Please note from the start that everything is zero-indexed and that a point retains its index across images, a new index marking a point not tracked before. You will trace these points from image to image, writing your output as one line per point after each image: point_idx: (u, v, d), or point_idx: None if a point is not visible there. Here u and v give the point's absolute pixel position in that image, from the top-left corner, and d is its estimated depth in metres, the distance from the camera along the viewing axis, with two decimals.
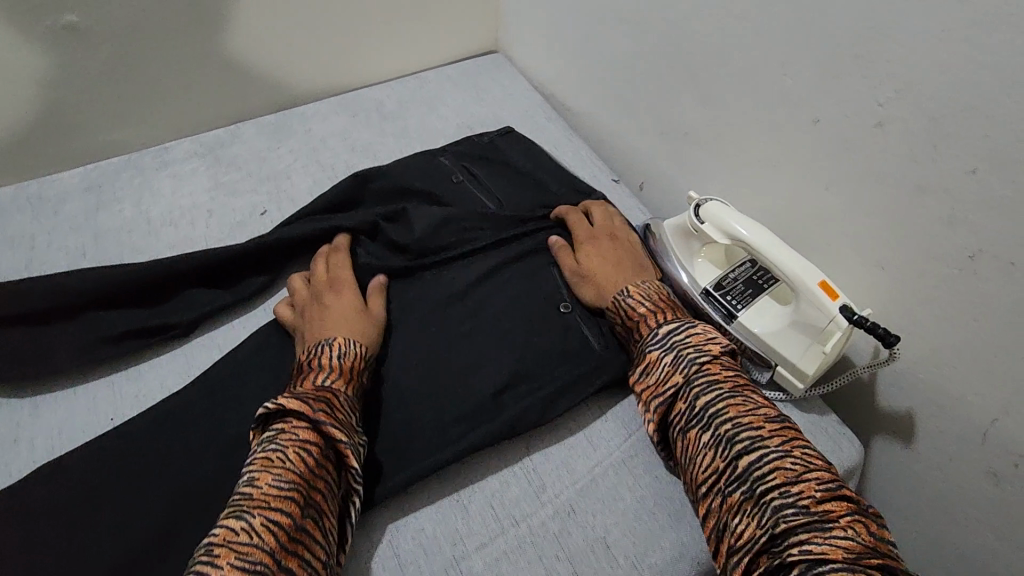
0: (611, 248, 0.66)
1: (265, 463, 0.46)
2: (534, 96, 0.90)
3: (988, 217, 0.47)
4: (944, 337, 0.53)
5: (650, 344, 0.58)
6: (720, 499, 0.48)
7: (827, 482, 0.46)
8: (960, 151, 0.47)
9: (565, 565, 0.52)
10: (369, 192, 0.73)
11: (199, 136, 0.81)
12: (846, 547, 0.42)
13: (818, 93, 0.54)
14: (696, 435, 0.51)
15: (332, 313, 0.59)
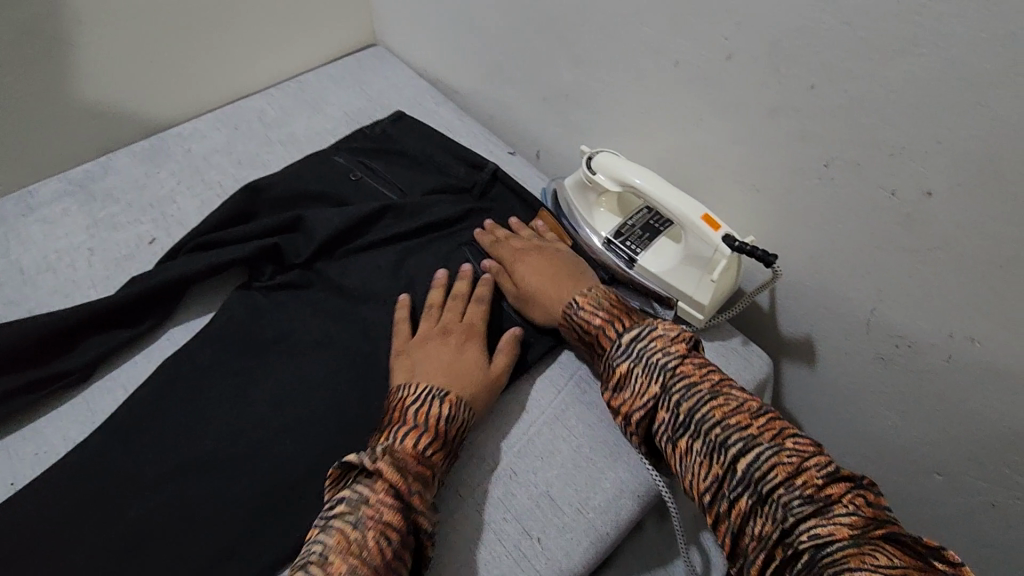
0: (547, 266, 0.63)
1: (343, 543, 0.45)
2: (417, 81, 0.89)
3: (837, 127, 0.51)
4: (821, 246, 0.57)
5: (615, 357, 0.54)
6: (727, 504, 0.44)
7: (823, 466, 0.44)
8: (801, 71, 0.51)
9: (514, 524, 0.53)
10: (264, 200, 0.71)
11: (66, 173, 0.75)
12: (851, 523, 0.40)
13: (674, 36, 0.57)
14: (688, 444, 0.48)
15: (440, 357, 0.57)
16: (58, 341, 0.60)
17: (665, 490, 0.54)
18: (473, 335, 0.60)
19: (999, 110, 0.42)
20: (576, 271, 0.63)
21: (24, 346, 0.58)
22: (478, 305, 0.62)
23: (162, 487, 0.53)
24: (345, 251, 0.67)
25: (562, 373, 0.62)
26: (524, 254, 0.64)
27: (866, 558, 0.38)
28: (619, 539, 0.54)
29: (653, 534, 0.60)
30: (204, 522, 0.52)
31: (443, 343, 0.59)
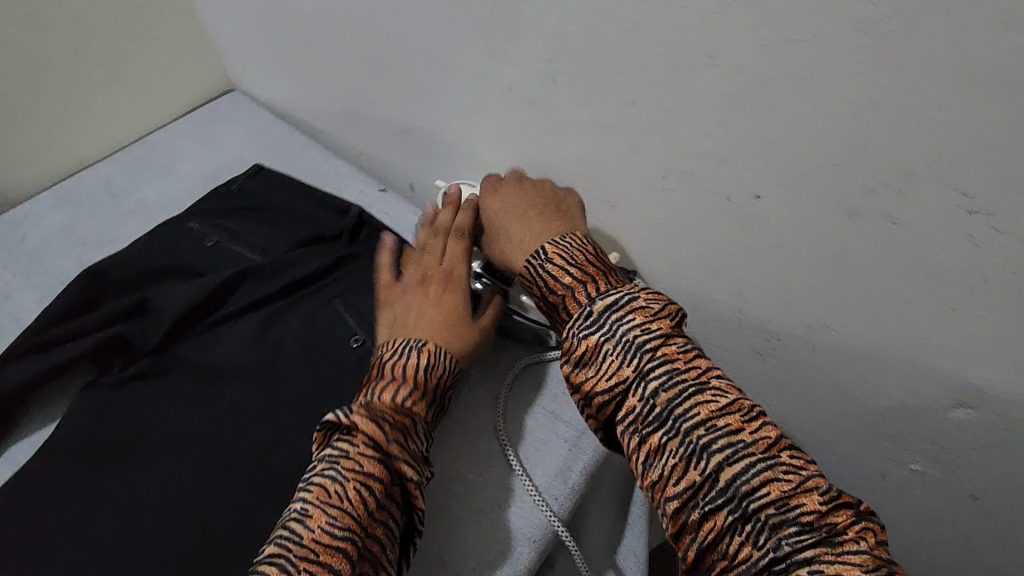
0: (521, 207, 0.69)
1: (324, 495, 0.53)
2: (356, 99, 0.91)
3: (822, 303, 0.60)
4: (774, 366, 0.69)
5: (586, 328, 0.54)
6: (699, 515, 0.46)
7: (821, 486, 0.45)
8: (808, 253, 0.57)
9: (431, 545, 0.63)
10: (282, 204, 0.93)
11: (157, 199, 0.99)
12: (861, 563, 0.41)
13: (647, 171, 0.62)
14: (660, 442, 0.49)
15: (414, 309, 0.70)
16: (95, 324, 0.76)
17: (563, 531, 0.64)
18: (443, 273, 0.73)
19: (921, 320, 0.54)
20: (553, 208, 0.68)
21: (73, 331, 0.76)
22: (456, 244, 0.75)
23: (181, 423, 0.72)
24: (337, 263, 0.85)
25: (451, 425, 0.72)
26: (502, 193, 0.72)
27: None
28: None
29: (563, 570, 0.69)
30: (208, 435, 0.71)
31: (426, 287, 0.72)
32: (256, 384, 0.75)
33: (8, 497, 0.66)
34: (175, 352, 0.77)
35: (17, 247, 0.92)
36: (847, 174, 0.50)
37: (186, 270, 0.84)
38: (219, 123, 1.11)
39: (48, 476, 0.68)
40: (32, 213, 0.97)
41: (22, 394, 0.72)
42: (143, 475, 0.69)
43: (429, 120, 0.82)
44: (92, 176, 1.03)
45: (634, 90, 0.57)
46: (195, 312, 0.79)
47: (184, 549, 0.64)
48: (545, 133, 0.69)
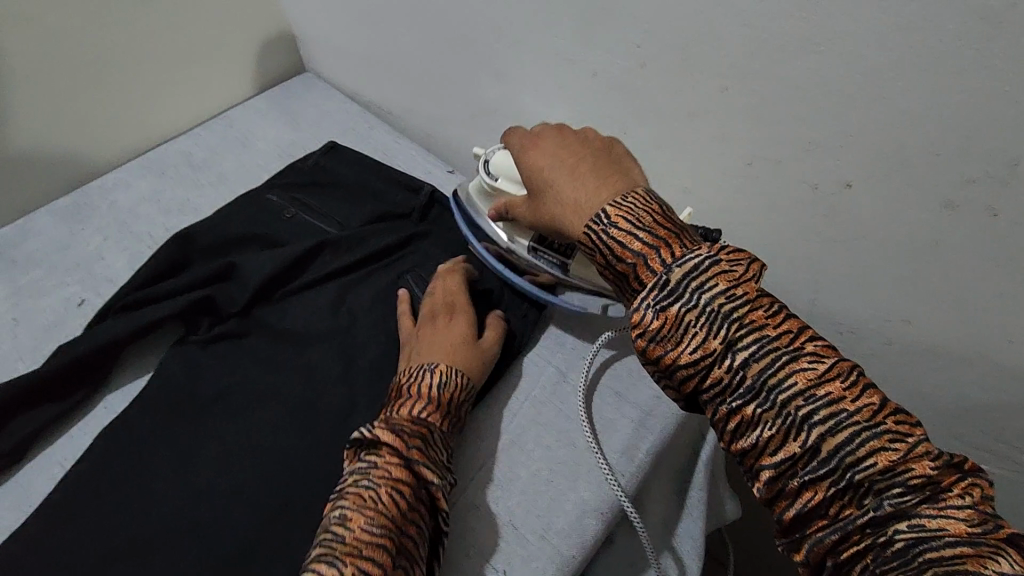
0: (569, 161, 0.59)
1: (358, 501, 0.54)
2: (432, 81, 0.93)
3: (906, 297, 0.60)
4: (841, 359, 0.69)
5: (660, 300, 0.45)
6: (798, 484, 0.41)
7: (927, 447, 0.40)
8: (897, 244, 0.57)
9: (503, 512, 0.66)
10: (354, 178, 0.96)
11: (235, 172, 1.04)
12: (965, 519, 0.37)
13: (733, 157, 0.63)
14: (754, 414, 0.42)
15: (429, 338, 0.73)
16: (185, 287, 0.81)
17: (630, 507, 0.66)
18: (456, 307, 0.76)
19: (1014, 315, 0.54)
20: (604, 165, 0.57)
21: (165, 293, 0.80)
22: (459, 287, 0.79)
23: (265, 383, 0.76)
24: (410, 239, 0.88)
25: (522, 403, 0.75)
26: (541, 146, 0.63)
27: (984, 562, 0.35)
28: (584, 561, 0.65)
29: (622, 544, 0.72)
30: (291, 396, 0.75)
31: (442, 316, 0.75)
32: (333, 350, 0.78)
33: (108, 441, 0.71)
34: (258, 316, 0.81)
35: (106, 212, 0.97)
36: (944, 165, 0.50)
37: (267, 240, 0.89)
38: (291, 100, 1.14)
39: (143, 424, 0.73)
40: (119, 180, 1.01)
41: (118, 350, 0.76)
42: (229, 429, 0.73)
43: (505, 103, 0.84)
44: (174, 147, 1.07)
45: (731, 76, 0.58)
46: (276, 280, 0.83)
47: (270, 499, 0.68)
48: (626, 118, 0.70)
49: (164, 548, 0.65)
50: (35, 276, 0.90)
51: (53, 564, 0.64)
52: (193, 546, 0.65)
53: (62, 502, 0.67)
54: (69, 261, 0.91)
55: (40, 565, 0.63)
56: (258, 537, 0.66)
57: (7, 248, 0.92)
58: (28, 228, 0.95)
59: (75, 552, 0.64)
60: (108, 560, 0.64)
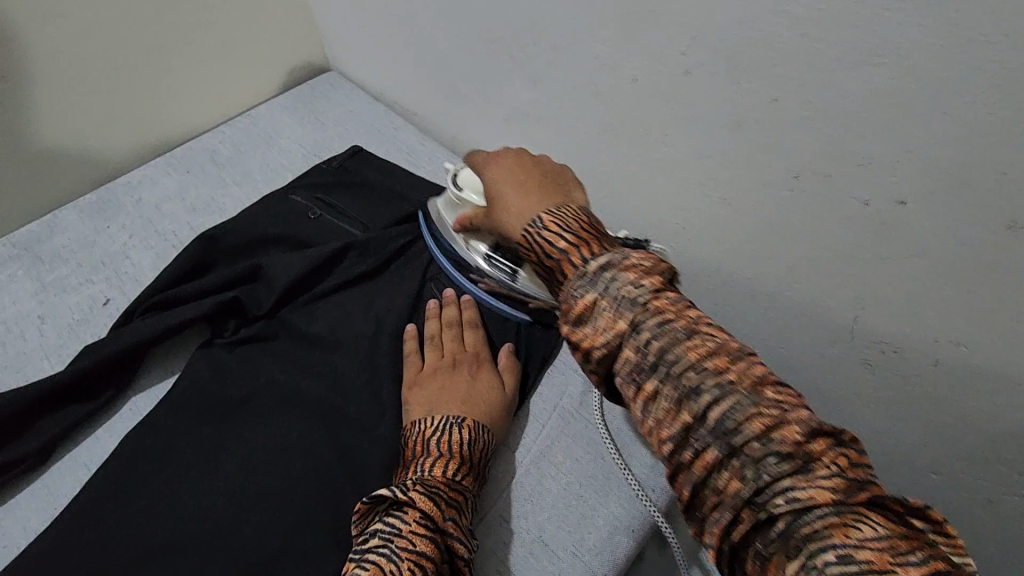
0: (519, 173, 0.61)
1: (379, 573, 0.50)
2: (462, 83, 0.92)
3: (960, 319, 0.58)
4: (883, 379, 0.67)
5: (577, 287, 0.47)
6: (691, 456, 0.40)
7: (800, 417, 0.39)
8: (955, 264, 0.55)
9: (533, 527, 0.65)
10: (382, 181, 0.95)
11: (261, 171, 1.03)
12: (834, 488, 0.36)
13: (780, 169, 0.61)
14: (654, 388, 0.42)
15: (448, 387, 0.71)
16: (212, 288, 0.80)
17: (664, 524, 0.65)
18: (476, 358, 0.74)
19: None
20: (551, 179, 0.59)
21: (192, 293, 0.79)
22: (475, 331, 0.77)
23: (291, 388, 0.75)
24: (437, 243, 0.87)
25: (552, 414, 0.74)
26: (500, 158, 0.64)
27: (849, 531, 0.34)
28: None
29: (652, 560, 0.71)
30: (317, 402, 0.74)
31: (461, 366, 0.73)
32: (360, 355, 0.77)
33: (135, 443, 0.71)
34: (284, 318, 0.80)
35: (133, 209, 0.97)
36: (1011, 185, 0.48)
37: (292, 241, 0.87)
38: (317, 99, 1.14)
39: (171, 427, 0.72)
40: (145, 177, 1.01)
41: (145, 351, 0.75)
42: (255, 433, 0.72)
43: (536, 108, 0.83)
44: (200, 144, 1.06)
45: (783, 86, 0.57)
46: (303, 282, 0.82)
47: (296, 507, 0.67)
48: (666, 127, 0.68)
49: (189, 554, 0.64)
50: (62, 272, 0.89)
51: (78, 568, 0.63)
52: (219, 553, 0.64)
53: (89, 503, 0.66)
54: (95, 258, 0.91)
55: (66, 567, 0.63)
56: (285, 546, 0.65)
57: (35, 244, 0.92)
58: (55, 224, 0.94)
59: (100, 556, 0.64)
60: (134, 566, 0.63)
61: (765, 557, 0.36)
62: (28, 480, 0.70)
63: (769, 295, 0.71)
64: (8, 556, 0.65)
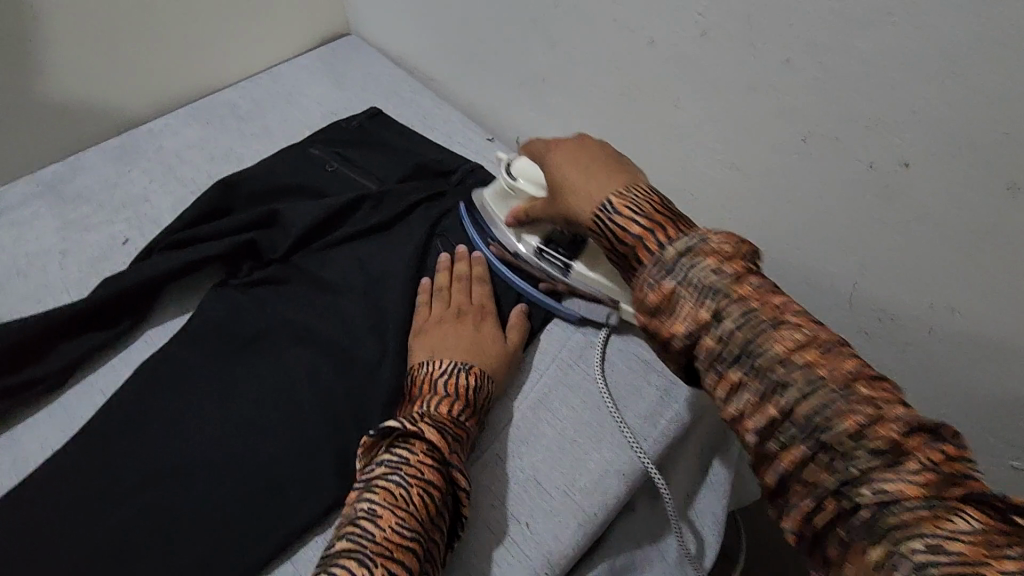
0: (579, 155, 0.64)
1: (389, 498, 0.54)
2: (480, 46, 0.94)
3: (957, 285, 0.59)
4: (880, 348, 0.69)
5: (656, 276, 0.51)
6: (776, 445, 0.44)
7: (902, 415, 0.41)
8: (956, 226, 0.57)
9: (528, 470, 0.68)
10: (398, 141, 0.97)
11: (278, 126, 1.05)
12: (924, 482, 0.39)
13: (789, 131, 0.63)
14: (738, 379, 0.46)
15: (456, 335, 0.73)
16: (228, 231, 0.82)
17: (654, 471, 0.67)
18: (483, 312, 0.76)
19: None
20: (613, 162, 0.62)
21: (209, 235, 0.81)
22: (483, 286, 0.79)
23: (303, 330, 0.77)
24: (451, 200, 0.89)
25: (548, 365, 0.76)
26: (558, 144, 0.68)
27: (940, 523, 0.37)
28: (607, 520, 0.66)
29: (643, 512, 0.73)
30: (327, 345, 0.76)
31: (471, 318, 0.75)
32: (371, 302, 0.79)
33: (150, 373, 0.73)
34: (298, 264, 0.82)
35: (154, 156, 0.99)
36: (1014, 144, 0.50)
37: (307, 191, 0.89)
38: (335, 59, 1.15)
39: (184, 360, 0.74)
40: (167, 126, 1.03)
41: (160, 286, 0.78)
42: (266, 370, 0.74)
43: (554, 73, 0.84)
44: (222, 98, 1.08)
45: (800, 46, 0.58)
46: (316, 230, 0.84)
47: (304, 441, 0.69)
48: (682, 91, 0.69)
49: (200, 478, 0.66)
50: (83, 213, 0.92)
51: (94, 484, 0.65)
52: (227, 479, 0.67)
53: (105, 426, 0.69)
54: (115, 201, 0.93)
55: (81, 483, 0.65)
56: (293, 476, 0.67)
57: (58, 184, 0.94)
58: (78, 166, 0.96)
59: (114, 474, 0.66)
60: (147, 487, 0.66)
61: (846, 543, 0.40)
62: (47, 402, 0.72)
63: (775, 263, 0.73)
64: (27, 471, 0.68)
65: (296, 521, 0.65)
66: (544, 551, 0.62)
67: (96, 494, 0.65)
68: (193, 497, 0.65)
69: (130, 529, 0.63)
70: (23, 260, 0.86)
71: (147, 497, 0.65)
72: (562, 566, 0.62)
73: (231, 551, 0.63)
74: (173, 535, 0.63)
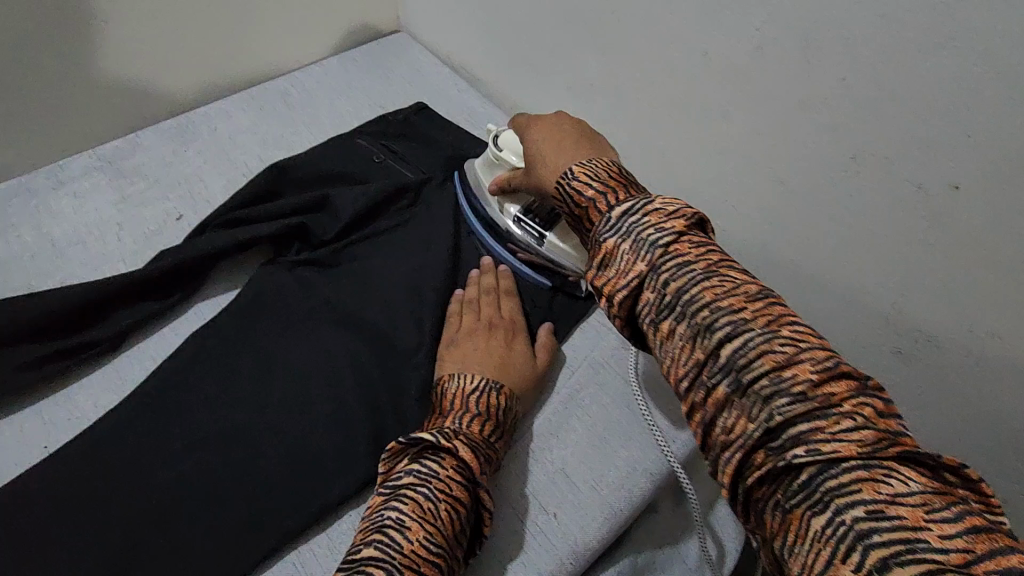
0: (556, 134, 0.64)
1: (418, 511, 0.54)
2: (529, 49, 0.96)
3: (996, 311, 0.60)
4: (913, 370, 0.69)
5: (603, 232, 0.48)
6: (703, 394, 0.41)
7: (822, 360, 0.38)
8: (1001, 250, 0.57)
9: (557, 461, 0.70)
10: (444, 137, 0.99)
11: (327, 115, 1.08)
12: (859, 440, 0.35)
13: (836, 147, 0.64)
14: (670, 328, 0.43)
15: (486, 350, 0.73)
16: (279, 213, 0.84)
17: (681, 473, 0.69)
18: (514, 328, 0.77)
19: None
20: (588, 140, 0.62)
21: (261, 216, 0.84)
22: (511, 302, 0.80)
23: (345, 313, 0.80)
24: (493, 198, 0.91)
25: (582, 362, 0.78)
26: (541, 120, 0.68)
27: (879, 486, 0.34)
28: (630, 516, 0.68)
29: (665, 513, 0.75)
30: (367, 329, 0.79)
31: (504, 334, 0.75)
32: (410, 290, 0.81)
33: (199, 343, 0.76)
34: (344, 247, 0.85)
35: (209, 137, 1.02)
36: None
37: (354, 179, 0.92)
38: (385, 55, 1.18)
39: (230, 333, 0.77)
40: (222, 108, 1.06)
41: (213, 262, 0.81)
42: (308, 348, 0.77)
43: (603, 79, 0.85)
44: (275, 85, 1.11)
45: (856, 64, 0.59)
46: (364, 218, 0.86)
47: (342, 418, 0.72)
48: (731, 102, 0.71)
49: (242, 446, 0.69)
50: (140, 187, 0.96)
51: (143, 444, 0.68)
52: (267, 449, 0.69)
53: (154, 390, 0.72)
54: (171, 177, 0.97)
55: (130, 443, 0.69)
56: (329, 451, 0.70)
57: (118, 158, 0.98)
58: (137, 142, 1.00)
59: (162, 436, 0.69)
60: (192, 451, 0.69)
61: (784, 506, 0.36)
62: (102, 364, 0.76)
63: (812, 277, 0.74)
64: (81, 427, 0.71)
65: (330, 494, 0.67)
66: (566, 539, 0.64)
67: (144, 454, 0.68)
68: (233, 464, 0.68)
69: (175, 488, 0.66)
70: (82, 228, 0.90)
71: (192, 460, 0.68)
72: (585, 557, 0.64)
73: (268, 518, 0.65)
74: (214, 498, 0.66)
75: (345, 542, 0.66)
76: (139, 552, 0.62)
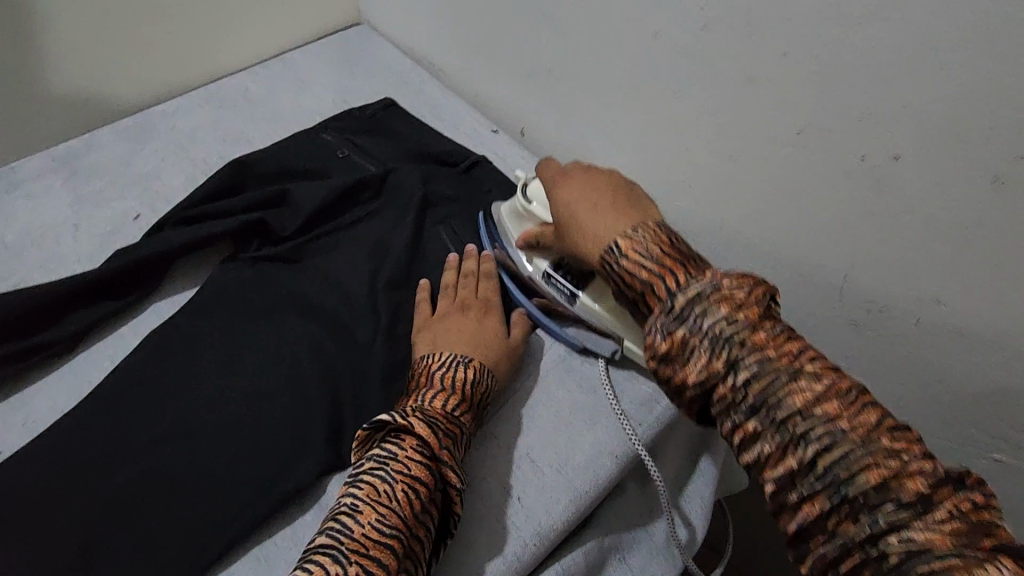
0: (589, 193, 0.62)
1: (372, 494, 0.55)
2: (489, 40, 0.96)
3: (941, 277, 0.61)
4: (869, 339, 0.70)
5: (665, 325, 0.49)
6: (798, 498, 0.43)
7: (923, 466, 0.42)
8: (942, 217, 0.59)
9: (523, 448, 0.70)
10: (406, 131, 0.99)
11: (288, 110, 1.07)
12: (952, 531, 0.39)
13: (785, 123, 0.65)
14: (755, 428, 0.45)
15: (456, 330, 0.73)
16: (235, 210, 0.84)
17: (645, 455, 0.69)
18: (487, 306, 0.76)
19: None
20: (625, 197, 0.61)
21: (216, 213, 0.83)
22: (491, 283, 0.79)
23: (305, 307, 0.79)
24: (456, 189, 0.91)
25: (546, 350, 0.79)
26: (570, 176, 0.66)
27: None
28: (596, 497, 0.68)
29: (633, 494, 0.75)
30: (329, 323, 0.78)
31: (475, 313, 0.75)
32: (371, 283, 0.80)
33: (158, 341, 0.75)
34: (303, 242, 0.84)
35: (166, 135, 1.01)
36: (997, 140, 0.53)
37: (317, 175, 0.91)
38: (347, 49, 1.17)
39: (190, 331, 0.76)
40: (179, 107, 1.04)
41: (170, 261, 0.80)
42: (270, 342, 0.76)
43: (561, 67, 0.86)
44: (234, 82, 1.09)
45: (798, 42, 0.60)
46: (322, 211, 0.85)
47: (304, 411, 0.71)
48: (685, 84, 0.71)
49: (203, 442, 0.69)
50: (96, 187, 0.94)
51: (101, 444, 0.67)
52: (229, 444, 0.69)
53: (111, 390, 0.71)
54: (128, 176, 0.96)
55: (87, 444, 0.67)
56: (292, 444, 0.69)
57: (72, 159, 0.96)
58: (91, 142, 0.98)
59: (119, 433, 0.68)
60: (152, 448, 0.68)
61: None
62: (58, 365, 0.75)
63: (769, 255, 0.75)
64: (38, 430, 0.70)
65: (293, 484, 0.67)
66: (530, 522, 0.65)
67: (103, 453, 0.67)
68: (194, 460, 0.67)
69: (134, 486, 0.65)
70: (36, 231, 0.88)
71: (152, 458, 0.67)
72: (551, 537, 0.65)
73: (230, 512, 0.65)
74: (175, 494, 0.65)
75: (309, 533, 0.66)
76: (98, 548, 0.62)
